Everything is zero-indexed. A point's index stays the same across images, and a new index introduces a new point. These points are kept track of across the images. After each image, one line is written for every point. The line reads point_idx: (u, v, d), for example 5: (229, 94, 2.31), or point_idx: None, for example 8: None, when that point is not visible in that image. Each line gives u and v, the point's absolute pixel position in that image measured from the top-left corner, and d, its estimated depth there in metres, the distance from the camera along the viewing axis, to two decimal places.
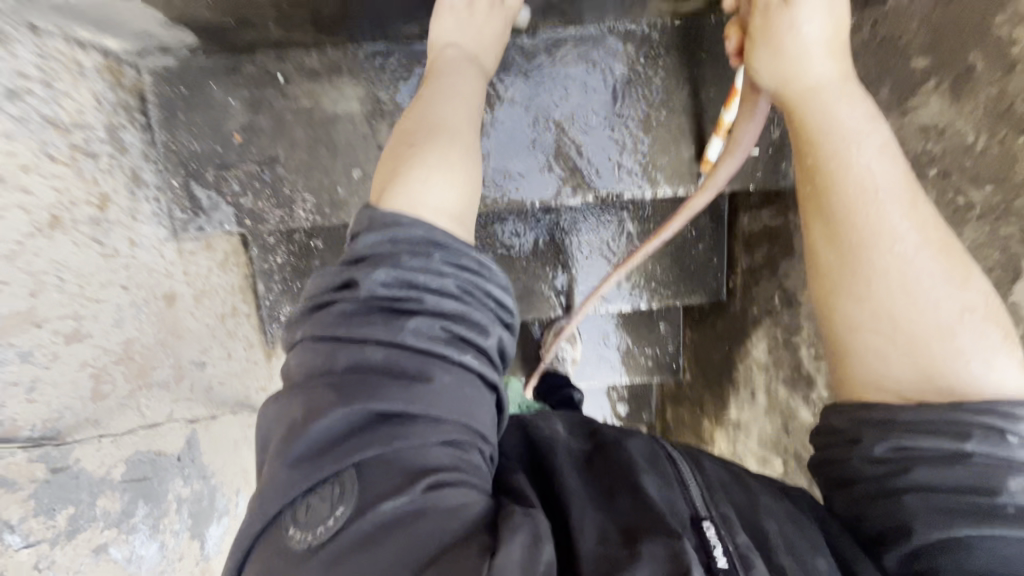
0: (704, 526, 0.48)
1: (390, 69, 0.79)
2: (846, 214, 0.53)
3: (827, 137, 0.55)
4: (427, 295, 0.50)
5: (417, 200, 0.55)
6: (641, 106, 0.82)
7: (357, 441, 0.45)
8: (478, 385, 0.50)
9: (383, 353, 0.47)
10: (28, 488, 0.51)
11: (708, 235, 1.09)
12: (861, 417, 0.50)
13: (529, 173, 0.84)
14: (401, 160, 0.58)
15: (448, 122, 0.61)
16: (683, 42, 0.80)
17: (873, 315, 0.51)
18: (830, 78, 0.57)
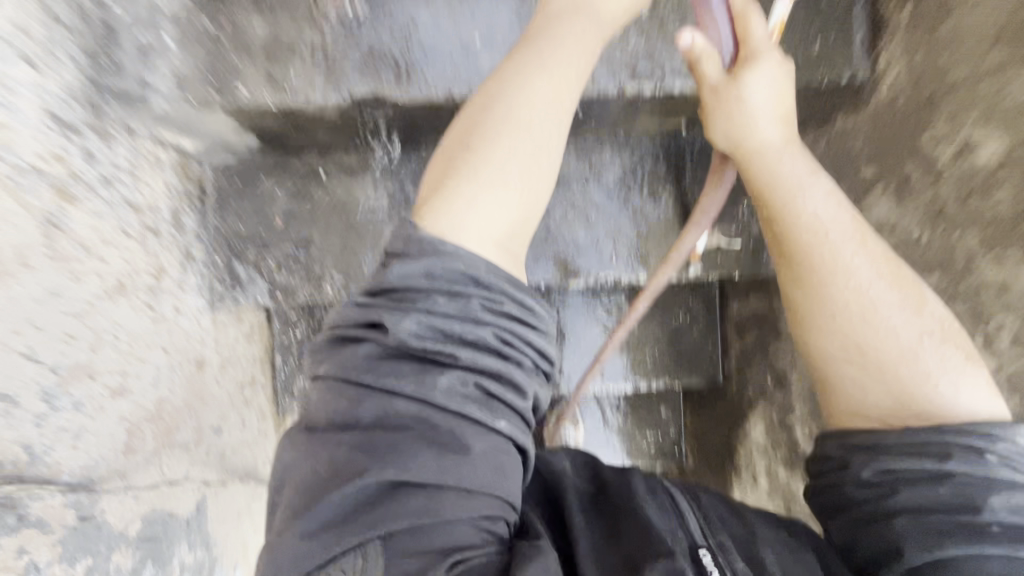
0: (703, 554, 0.50)
1: (417, 169, 0.92)
2: (805, 260, 0.62)
3: (776, 190, 0.64)
4: (462, 349, 0.49)
5: (459, 221, 0.52)
6: (633, 204, 0.93)
7: (387, 511, 0.46)
8: (510, 450, 0.50)
9: (415, 407, 0.47)
10: (58, 532, 0.54)
11: (701, 320, 1.16)
12: (846, 441, 0.58)
13: (535, 258, 0.93)
14: (455, 166, 0.55)
15: (512, 114, 0.56)
16: (667, 153, 0.93)
17: (842, 346, 0.60)
18: (776, 142, 0.65)
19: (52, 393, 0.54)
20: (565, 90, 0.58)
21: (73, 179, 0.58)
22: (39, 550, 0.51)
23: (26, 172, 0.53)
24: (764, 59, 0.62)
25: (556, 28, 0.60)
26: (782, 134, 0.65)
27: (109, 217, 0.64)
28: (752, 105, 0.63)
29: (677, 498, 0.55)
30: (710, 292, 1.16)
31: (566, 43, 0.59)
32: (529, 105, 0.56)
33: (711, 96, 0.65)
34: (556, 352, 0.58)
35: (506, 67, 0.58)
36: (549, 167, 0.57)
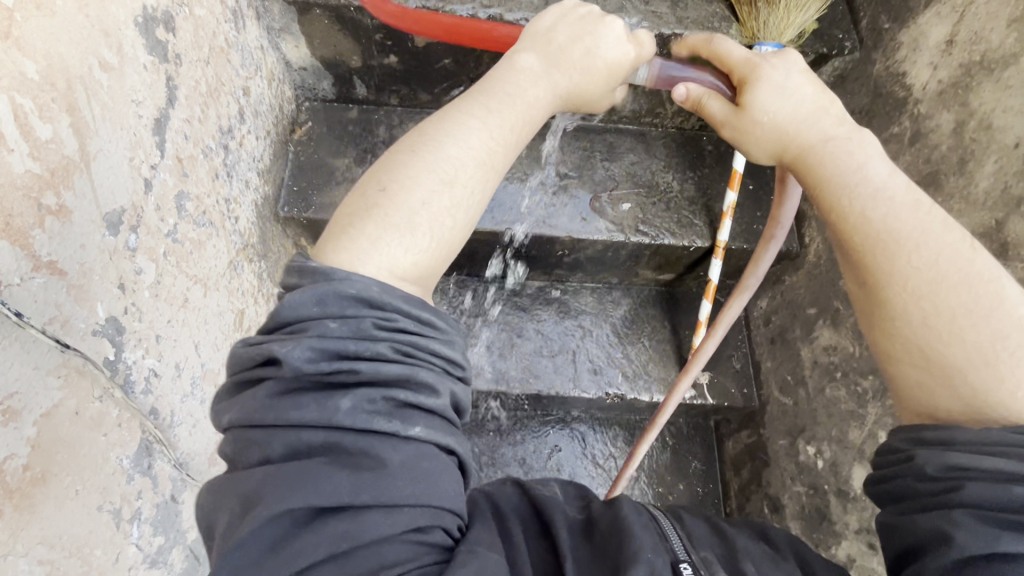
0: (682, 566, 0.60)
1: (467, 292, 1.16)
2: (874, 264, 0.58)
3: (827, 187, 0.61)
4: (360, 364, 0.49)
5: (360, 258, 0.55)
6: (642, 337, 1.14)
7: (304, 542, 0.45)
8: (434, 456, 0.50)
9: (323, 434, 0.47)
10: (159, 497, 0.63)
11: (702, 460, 1.22)
12: (917, 437, 0.56)
13: (561, 371, 1.10)
14: (364, 208, 0.58)
15: (434, 164, 0.60)
16: (663, 300, 1.18)
17: (905, 349, 0.57)
18: (828, 135, 0.62)
19: (196, 381, 0.69)
20: (503, 140, 0.64)
21: (251, 247, 0.84)
22: (144, 503, 0.60)
23: (233, 233, 0.78)
24: (764, 75, 0.64)
25: (514, 83, 0.66)
26: (828, 124, 0.63)
27: (259, 278, 0.88)
28: (772, 116, 0.63)
29: (664, 523, 0.66)
30: (709, 435, 1.24)
31: (525, 96, 0.66)
32: (457, 158, 0.61)
33: (721, 124, 0.68)
34: (462, 351, 0.57)
35: (444, 117, 0.64)
36: (467, 217, 0.61)
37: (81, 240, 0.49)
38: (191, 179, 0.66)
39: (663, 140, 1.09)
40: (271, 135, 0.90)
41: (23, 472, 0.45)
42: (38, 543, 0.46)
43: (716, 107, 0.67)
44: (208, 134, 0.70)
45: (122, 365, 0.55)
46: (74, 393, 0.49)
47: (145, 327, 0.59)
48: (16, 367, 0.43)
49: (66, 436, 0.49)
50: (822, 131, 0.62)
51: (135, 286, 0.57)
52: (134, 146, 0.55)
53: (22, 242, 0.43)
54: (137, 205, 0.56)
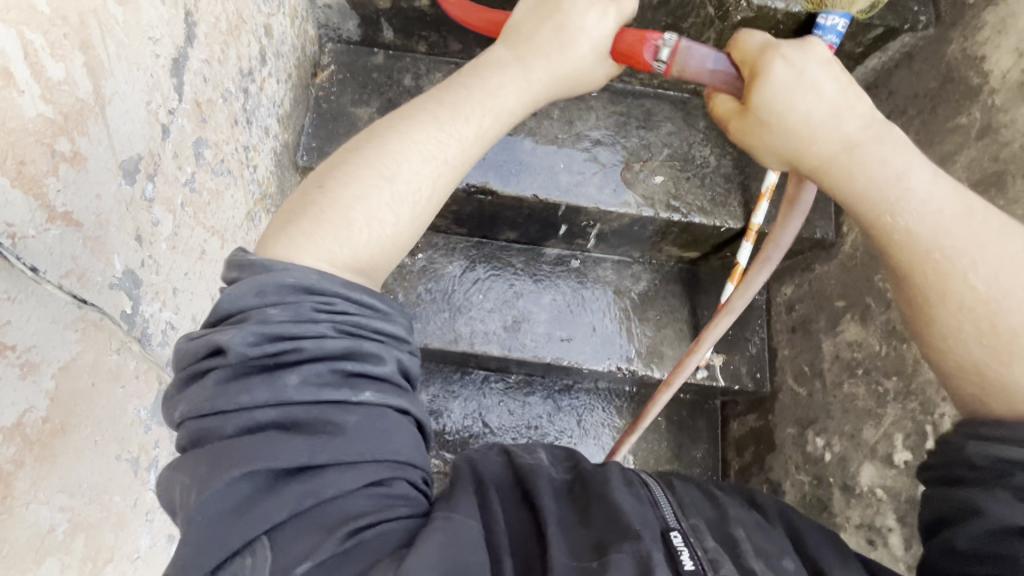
0: (672, 535, 0.54)
1: (484, 254, 1.12)
2: (919, 289, 0.56)
3: (870, 203, 0.56)
4: (303, 341, 0.46)
5: (293, 251, 0.52)
6: (661, 315, 1.12)
7: (266, 505, 0.44)
8: (392, 418, 0.49)
9: (272, 412, 0.45)
10: (176, 445, 0.64)
11: (705, 439, 1.22)
12: (969, 431, 0.54)
13: (573, 341, 1.09)
14: (304, 201, 0.55)
15: (376, 160, 0.56)
16: (684, 277, 1.15)
17: (960, 366, 0.56)
18: (853, 135, 0.57)
19: None
20: (453, 137, 0.59)
21: (269, 198, 0.82)
22: (162, 452, 0.61)
23: (252, 182, 0.76)
24: (774, 69, 0.56)
25: (483, 84, 0.61)
26: (850, 126, 0.57)
27: None
28: (783, 117, 0.57)
29: (654, 489, 0.60)
30: (714, 415, 1.24)
31: (495, 95, 0.61)
32: (401, 155, 0.57)
33: (730, 121, 0.61)
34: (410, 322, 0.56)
35: (395, 113, 0.60)
36: (410, 211, 0.57)
37: (97, 189, 0.46)
38: (211, 125, 0.63)
39: (703, 110, 1.03)
40: (292, 79, 0.85)
41: (42, 425, 0.44)
42: (59, 491, 0.47)
43: (724, 104, 0.61)
44: (228, 77, 0.66)
45: (140, 319, 0.55)
46: (92, 346, 0.48)
47: (163, 280, 0.58)
48: (33, 322, 0.42)
49: (83, 388, 0.48)
50: (823, 136, 0.57)
51: (152, 238, 0.55)
52: (151, 89, 0.52)
53: (36, 191, 0.40)
54: (154, 152, 0.53)
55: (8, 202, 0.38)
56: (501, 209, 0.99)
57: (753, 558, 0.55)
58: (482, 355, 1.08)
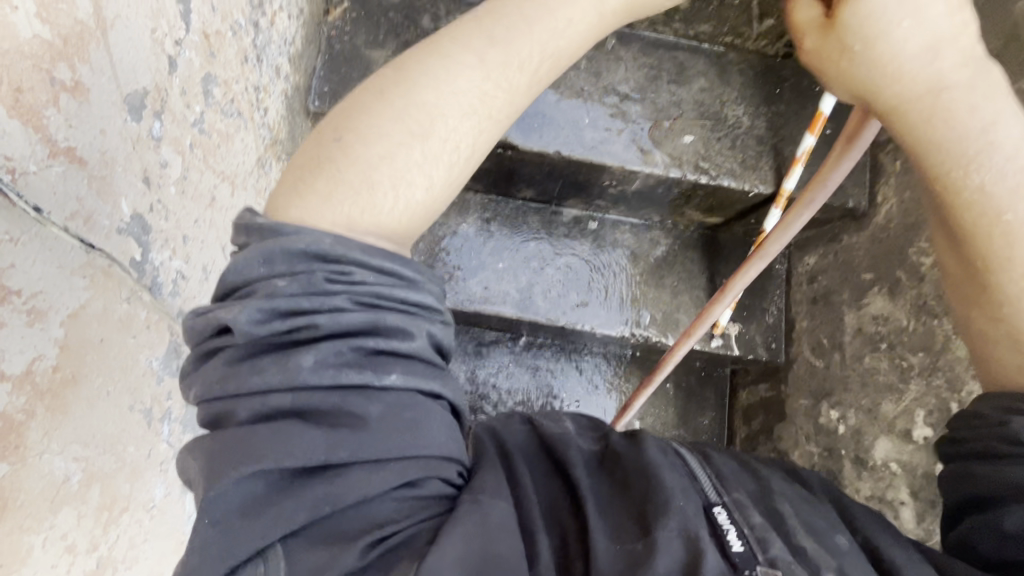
0: (716, 511, 0.53)
1: (499, 212, 1.08)
2: (982, 255, 0.56)
3: (949, 163, 0.53)
4: (318, 317, 0.43)
5: (310, 214, 0.48)
6: (677, 281, 1.10)
7: (283, 506, 0.42)
8: (419, 403, 0.46)
9: (287, 396, 0.43)
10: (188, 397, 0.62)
11: (712, 406, 1.22)
12: (1011, 406, 0.54)
13: (588, 305, 1.07)
14: (321, 155, 0.50)
15: (405, 113, 0.50)
16: (704, 244, 1.12)
17: (1010, 333, 0.57)
18: (940, 80, 0.51)
19: None
20: (498, 87, 0.53)
21: (279, 143, 0.78)
22: (174, 404, 0.60)
23: (262, 126, 0.71)
24: None
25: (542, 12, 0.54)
26: (947, 61, 0.50)
27: None
28: (875, 49, 0.49)
29: (691, 462, 0.58)
30: (723, 383, 1.23)
31: (553, 28, 0.55)
32: (434, 107, 0.51)
33: (806, 36, 0.51)
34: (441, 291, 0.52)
35: (429, 50, 0.53)
36: (445, 174, 0.52)
37: (101, 123, 0.43)
38: (219, 60, 0.58)
39: (738, 65, 0.97)
40: (302, 14, 0.79)
41: (53, 374, 0.42)
42: (72, 442, 0.45)
43: (805, 14, 0.51)
44: (236, 8, 0.60)
45: (149, 267, 0.52)
46: (101, 294, 0.46)
47: (172, 227, 0.54)
48: (39, 266, 0.39)
49: (94, 337, 0.46)
50: (914, 71, 0.50)
51: (161, 181, 0.51)
52: (156, 15, 0.47)
53: (35, 122, 0.37)
54: (160, 86, 0.49)
55: (7, 133, 0.35)
56: (520, 165, 0.95)
57: (803, 534, 0.54)
58: (495, 315, 1.06)
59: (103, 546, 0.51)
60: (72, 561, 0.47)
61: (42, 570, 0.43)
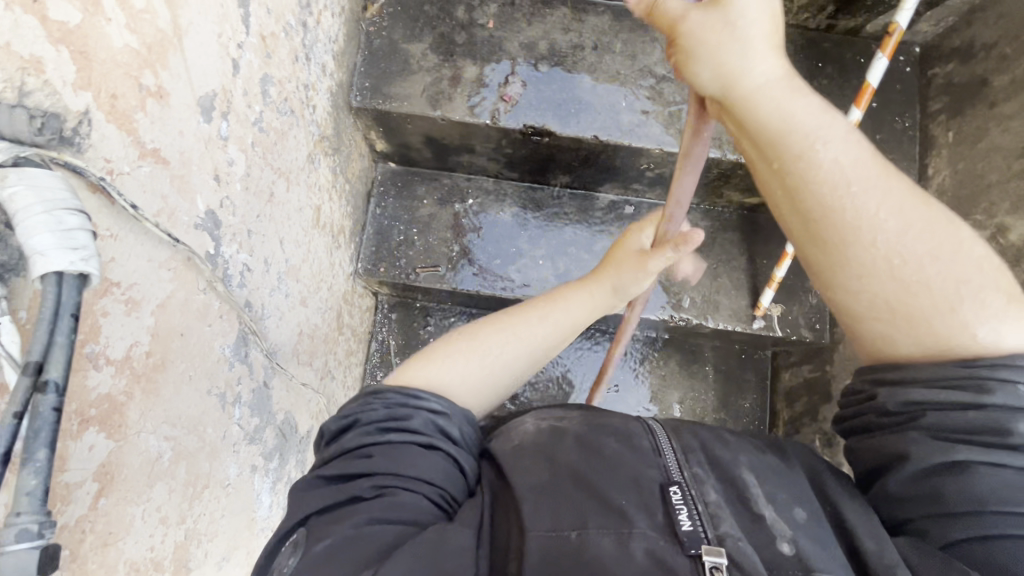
0: (671, 489, 0.49)
1: (535, 199, 1.09)
2: (832, 234, 0.49)
3: (792, 137, 0.48)
4: (361, 414, 0.56)
5: (434, 376, 0.61)
6: (717, 264, 1.08)
7: (311, 499, 0.50)
8: (417, 452, 0.53)
9: (335, 461, 0.54)
10: (255, 384, 0.66)
11: (754, 389, 1.21)
12: (875, 377, 0.52)
13: None
14: (453, 341, 0.65)
15: (488, 342, 0.65)
16: (742, 225, 1.10)
17: (870, 305, 0.50)
18: (776, 73, 0.48)
19: (282, 276, 0.70)
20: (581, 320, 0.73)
21: (327, 139, 0.81)
22: (244, 390, 0.64)
23: (312, 123, 0.74)
24: None
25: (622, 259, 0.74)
26: (773, 62, 0.48)
27: (331, 172, 0.84)
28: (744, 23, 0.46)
29: (659, 439, 0.55)
30: (765, 366, 1.22)
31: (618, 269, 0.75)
32: (506, 347, 0.65)
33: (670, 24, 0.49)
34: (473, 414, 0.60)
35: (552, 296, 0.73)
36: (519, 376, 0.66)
37: (180, 126, 0.46)
38: (275, 61, 0.61)
39: None
40: (344, 12, 0.82)
41: (146, 359, 0.46)
42: (163, 422, 0.49)
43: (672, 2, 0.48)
44: (288, 9, 0.63)
45: (221, 260, 0.55)
46: (183, 285, 0.49)
47: (239, 222, 0.58)
48: (133, 259, 0.42)
49: (178, 326, 0.49)
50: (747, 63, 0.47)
51: (228, 179, 0.55)
52: (222, 20, 0.50)
53: (127, 126, 0.40)
54: (226, 89, 0.52)
55: (105, 136, 0.38)
56: (558, 152, 0.95)
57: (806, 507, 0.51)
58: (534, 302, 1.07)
59: (189, 520, 0.55)
60: (164, 531, 0.51)
61: (141, 538, 0.48)
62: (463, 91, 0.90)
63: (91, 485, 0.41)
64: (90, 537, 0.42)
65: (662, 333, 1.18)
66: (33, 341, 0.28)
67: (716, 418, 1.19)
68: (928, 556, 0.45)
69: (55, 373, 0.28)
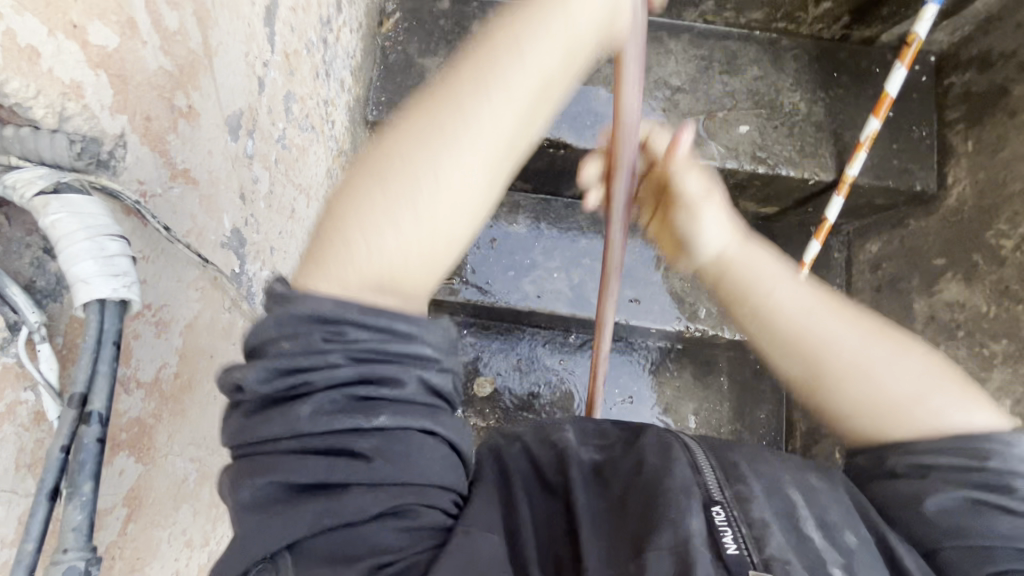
0: (714, 510, 0.45)
1: (549, 210, 1.09)
2: (803, 339, 0.57)
3: (758, 302, 0.60)
4: (314, 373, 0.36)
5: (347, 260, 0.39)
6: None
7: (283, 518, 0.36)
8: (421, 444, 0.38)
9: (286, 447, 0.36)
10: None
11: (770, 400, 1.20)
12: (881, 455, 0.52)
13: (643, 301, 1.06)
14: (357, 195, 0.41)
15: (414, 168, 0.41)
16: (757, 235, 1.10)
17: (858, 412, 0.54)
18: (697, 191, 0.66)
19: None
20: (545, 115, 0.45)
21: (345, 154, 0.81)
22: None
23: (330, 138, 0.74)
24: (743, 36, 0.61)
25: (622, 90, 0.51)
26: (716, 238, 0.66)
27: None
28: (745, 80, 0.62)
29: (695, 452, 0.50)
30: None
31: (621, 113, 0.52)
32: (446, 165, 0.41)
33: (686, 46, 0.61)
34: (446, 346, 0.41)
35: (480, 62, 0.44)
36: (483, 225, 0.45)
37: (208, 145, 0.45)
38: (298, 78, 0.61)
39: (794, 51, 0.95)
40: (362, 28, 0.82)
41: (175, 380, 0.45)
42: (189, 443, 0.48)
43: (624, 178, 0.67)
44: (310, 26, 0.64)
45: (245, 278, 0.55)
46: (209, 305, 0.49)
47: (262, 239, 0.57)
48: (164, 280, 0.42)
49: (205, 346, 0.49)
50: (728, 243, 0.66)
51: (253, 197, 0.54)
52: (249, 40, 0.50)
53: (160, 147, 0.40)
54: (253, 107, 0.52)
55: (139, 160, 0.38)
56: (573, 164, 0.95)
57: None
58: (548, 313, 1.06)
59: (212, 541, 0.54)
60: (189, 554, 0.50)
61: (167, 563, 0.47)
62: None
63: (121, 510, 0.41)
64: (118, 563, 0.41)
65: (676, 343, 1.17)
66: (76, 372, 0.28)
67: (733, 429, 1.18)
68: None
69: (99, 405, 0.28)
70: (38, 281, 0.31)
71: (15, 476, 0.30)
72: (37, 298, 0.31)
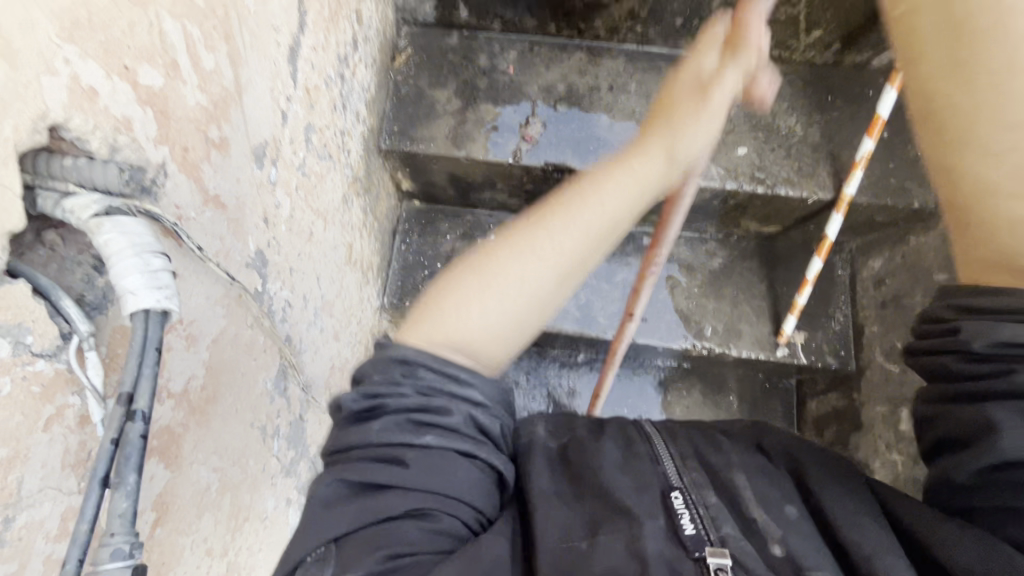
0: (673, 496, 0.50)
1: None
2: (979, 59, 0.45)
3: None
4: (388, 397, 0.47)
5: (443, 328, 0.52)
6: (737, 292, 1.09)
7: (341, 514, 0.44)
8: (456, 466, 0.47)
9: (359, 454, 0.46)
10: (292, 418, 0.68)
11: (781, 418, 1.20)
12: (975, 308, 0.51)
13: (649, 319, 1.08)
14: (456, 278, 0.56)
15: (505, 269, 0.55)
16: (760, 253, 1.12)
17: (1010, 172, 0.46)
18: None
19: (318, 311, 0.73)
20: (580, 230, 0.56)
21: (359, 180, 0.85)
22: (282, 423, 0.65)
23: (346, 165, 0.78)
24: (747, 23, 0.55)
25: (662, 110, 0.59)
26: None
27: (362, 212, 0.88)
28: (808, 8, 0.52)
29: (655, 444, 0.55)
30: (790, 394, 1.21)
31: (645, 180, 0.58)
32: (527, 269, 0.54)
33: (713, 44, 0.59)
34: (495, 394, 0.52)
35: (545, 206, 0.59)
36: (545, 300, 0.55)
37: (237, 173, 0.49)
38: (317, 111, 0.66)
39: (787, 77, 0.98)
40: (376, 63, 0.88)
41: (201, 392, 0.48)
42: (212, 454, 0.51)
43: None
44: (329, 63, 0.68)
45: (267, 297, 0.58)
46: (235, 321, 0.52)
47: (283, 260, 0.61)
48: (195, 296, 0.45)
49: (228, 360, 0.52)
50: None
51: (275, 221, 0.58)
52: (274, 77, 0.54)
53: (195, 174, 0.43)
54: (276, 138, 0.56)
55: (177, 186, 0.41)
56: None
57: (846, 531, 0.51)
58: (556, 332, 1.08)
59: (230, 552, 0.56)
60: (209, 563, 0.52)
61: (190, 569, 0.49)
62: (485, 131, 0.95)
63: (150, 515, 0.43)
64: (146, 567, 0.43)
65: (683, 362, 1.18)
66: (124, 374, 0.31)
67: None
68: (979, 545, 0.45)
69: (143, 404, 0.31)
70: (88, 295, 0.35)
71: (61, 474, 0.33)
72: (87, 310, 0.35)
